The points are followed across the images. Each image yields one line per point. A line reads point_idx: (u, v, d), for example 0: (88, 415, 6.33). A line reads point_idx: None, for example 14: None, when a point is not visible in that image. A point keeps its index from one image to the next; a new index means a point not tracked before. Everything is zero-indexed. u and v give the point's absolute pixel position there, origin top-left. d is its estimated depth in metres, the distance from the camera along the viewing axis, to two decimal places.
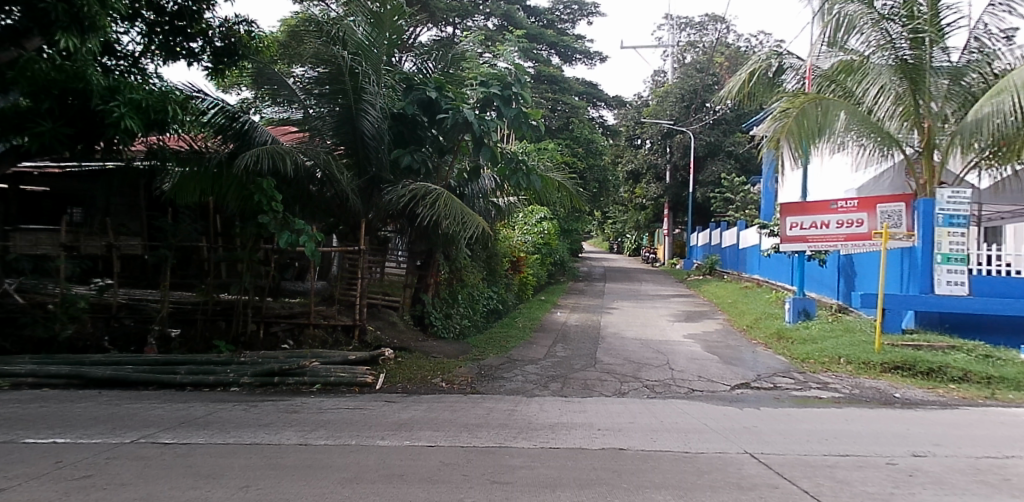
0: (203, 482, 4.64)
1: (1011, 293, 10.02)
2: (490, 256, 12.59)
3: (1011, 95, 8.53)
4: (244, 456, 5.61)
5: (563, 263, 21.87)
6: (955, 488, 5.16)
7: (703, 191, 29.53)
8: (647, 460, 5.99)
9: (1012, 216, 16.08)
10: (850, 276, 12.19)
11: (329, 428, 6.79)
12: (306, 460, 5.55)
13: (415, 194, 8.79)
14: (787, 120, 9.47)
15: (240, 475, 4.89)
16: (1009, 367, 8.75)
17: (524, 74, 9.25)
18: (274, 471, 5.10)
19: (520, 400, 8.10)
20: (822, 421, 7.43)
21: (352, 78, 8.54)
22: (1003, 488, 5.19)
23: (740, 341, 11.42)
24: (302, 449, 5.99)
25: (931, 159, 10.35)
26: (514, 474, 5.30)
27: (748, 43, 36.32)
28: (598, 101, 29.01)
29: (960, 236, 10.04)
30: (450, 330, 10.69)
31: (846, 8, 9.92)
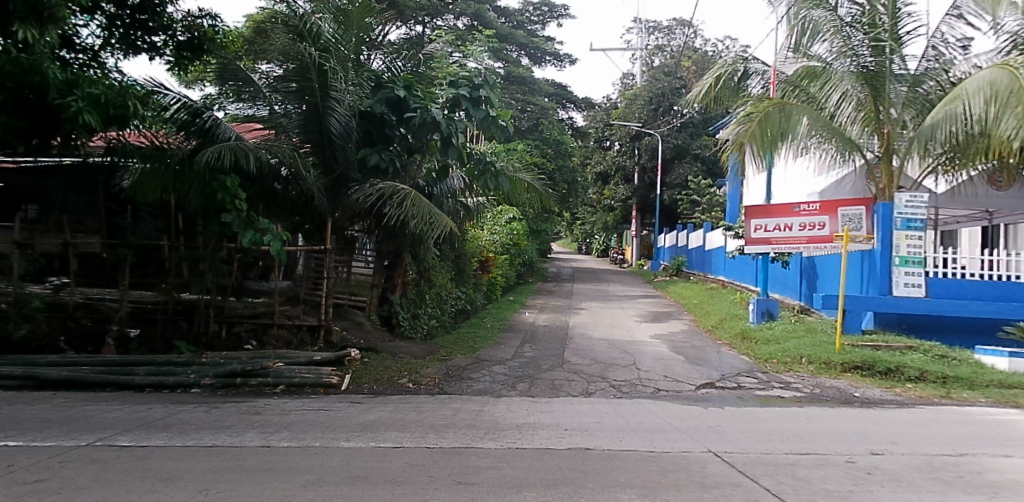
0: (161, 486, 4.53)
1: (966, 296, 10.28)
2: (459, 256, 12.48)
3: (964, 103, 8.85)
4: (205, 459, 5.50)
5: (532, 263, 21.95)
6: (912, 485, 5.29)
7: (670, 193, 29.88)
8: (612, 460, 6.02)
9: (965, 220, 16.61)
10: (811, 278, 12.42)
11: (293, 430, 6.69)
12: (269, 463, 5.46)
13: (383, 193, 8.73)
14: (750, 124, 9.59)
15: (200, 478, 4.79)
16: (962, 367, 9.03)
17: (494, 76, 9.27)
18: (235, 474, 5.01)
19: (487, 400, 8.09)
20: (784, 420, 7.56)
21: (319, 75, 8.40)
22: (956, 484, 5.34)
23: (705, 342, 11.58)
24: (265, 452, 5.89)
25: (889, 164, 10.61)
26: (480, 474, 5.29)
27: (714, 48, 36.95)
28: (568, 103, 29.19)
29: (917, 240, 10.32)
30: (418, 330, 10.63)
31: (812, 13, 10.06)
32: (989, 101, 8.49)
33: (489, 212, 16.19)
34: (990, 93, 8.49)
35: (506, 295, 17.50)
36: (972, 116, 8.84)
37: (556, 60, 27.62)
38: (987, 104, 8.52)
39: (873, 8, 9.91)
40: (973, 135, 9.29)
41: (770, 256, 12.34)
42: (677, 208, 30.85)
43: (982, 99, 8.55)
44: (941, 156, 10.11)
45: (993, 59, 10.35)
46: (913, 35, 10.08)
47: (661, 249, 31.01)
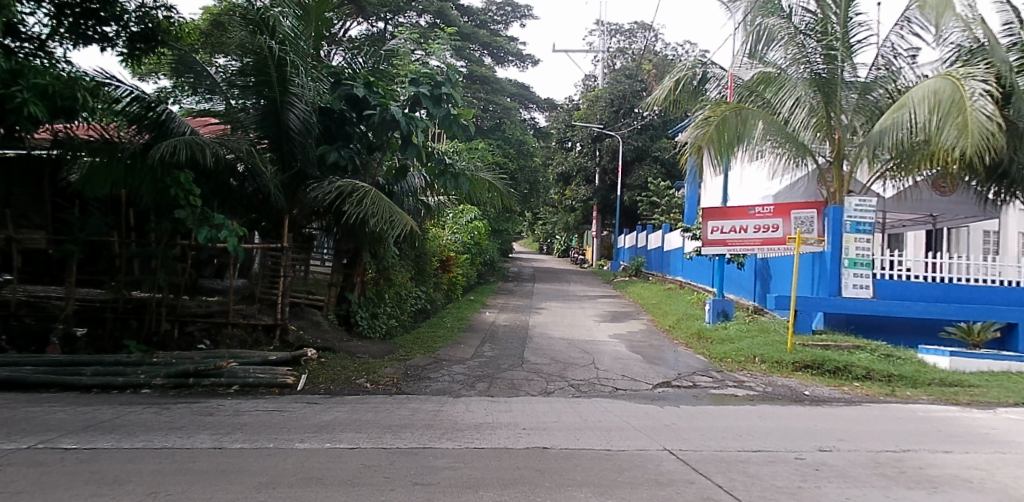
0: (106, 490, 4.40)
1: (911, 297, 10.65)
2: (419, 255, 12.40)
3: (910, 111, 9.18)
4: (154, 461, 5.36)
5: (493, 263, 21.91)
6: (858, 481, 5.45)
7: (631, 194, 30.21)
8: (569, 459, 6.08)
9: (913, 224, 17.20)
10: (765, 279, 12.70)
11: (246, 431, 6.57)
12: (220, 465, 5.35)
13: (342, 191, 8.65)
14: (707, 128, 9.74)
15: (148, 481, 4.67)
16: (906, 366, 9.37)
17: (455, 73, 9.22)
18: (185, 476, 4.89)
19: (446, 400, 8.07)
20: (736, 418, 7.72)
21: (278, 69, 8.27)
22: (899, 480, 5.53)
23: (662, 341, 11.73)
24: (217, 453, 5.77)
25: (840, 169, 10.89)
26: (437, 475, 5.27)
27: (675, 53, 37.54)
28: (529, 104, 29.31)
29: (866, 243, 10.63)
30: (377, 330, 10.52)
31: (767, 21, 10.29)
32: (932, 110, 8.99)
33: (449, 212, 16.11)
34: (933, 102, 8.98)
35: (467, 295, 17.45)
36: (916, 124, 9.22)
37: (518, 61, 27.74)
38: (930, 113, 8.99)
39: (825, 16, 10.25)
40: (917, 143, 9.64)
41: (726, 258, 12.57)
42: (637, 209, 31.24)
43: (926, 108, 9.01)
44: (888, 162, 10.46)
45: (936, 70, 10.75)
46: (863, 44, 10.38)
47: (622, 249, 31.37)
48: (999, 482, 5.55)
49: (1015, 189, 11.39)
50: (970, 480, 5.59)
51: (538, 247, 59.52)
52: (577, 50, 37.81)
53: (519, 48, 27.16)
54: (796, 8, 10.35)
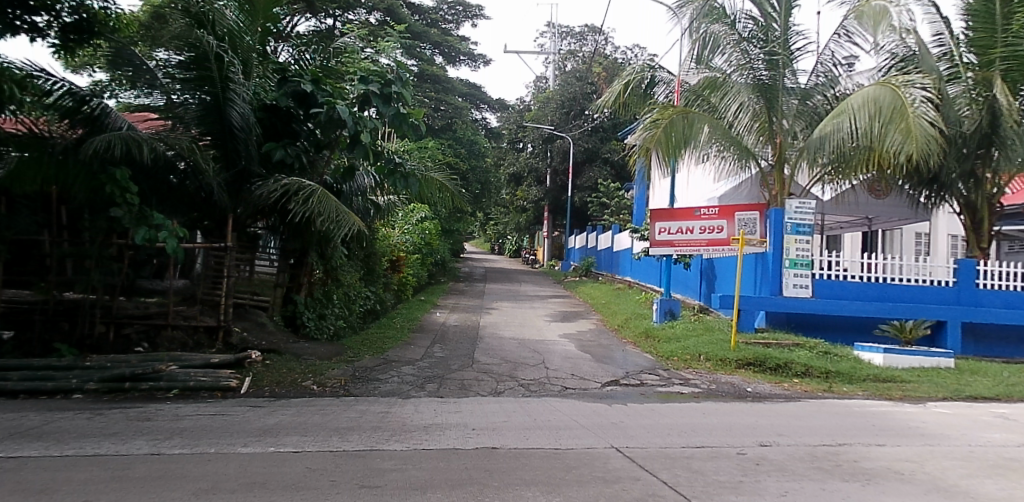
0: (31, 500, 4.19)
1: (847, 296, 11.06)
2: (369, 255, 12.26)
3: (849, 117, 9.54)
4: (86, 469, 5.14)
5: (444, 264, 21.81)
6: (797, 474, 5.63)
7: (581, 195, 30.58)
8: (517, 458, 6.09)
9: (850, 226, 17.89)
10: (711, 279, 13.01)
11: (185, 436, 6.37)
12: (158, 471, 5.15)
13: (288, 189, 8.52)
14: (655, 130, 9.93)
15: (77, 490, 4.47)
16: (842, 362, 9.75)
17: (406, 72, 9.17)
18: (119, 483, 4.70)
19: (394, 402, 7.99)
20: (682, 415, 7.89)
21: (218, 65, 8.07)
22: (835, 473, 5.74)
23: (611, 341, 11.88)
24: (154, 459, 5.57)
25: (781, 172, 11.20)
26: (383, 477, 5.20)
27: (625, 56, 38.15)
28: (480, 103, 29.24)
29: (805, 244, 11.01)
30: (324, 331, 10.37)
31: (712, 28, 10.60)
32: (872, 116, 9.33)
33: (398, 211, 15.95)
34: (873, 109, 9.32)
35: (416, 295, 17.34)
36: (857, 130, 9.55)
37: (470, 61, 27.75)
38: (871, 120, 9.34)
39: (766, 22, 10.60)
40: (856, 148, 9.97)
41: (672, 258, 12.82)
42: (586, 210, 31.61)
43: (866, 114, 9.36)
44: (827, 166, 10.68)
45: (872, 78, 11.21)
46: (803, 52, 10.66)
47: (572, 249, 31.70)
48: (927, 472, 5.82)
49: (945, 192, 12.04)
50: (901, 472, 5.84)
51: (490, 247, 59.65)
52: (527, 51, 37.92)
53: (470, 48, 27.13)
54: (739, 15, 10.66)
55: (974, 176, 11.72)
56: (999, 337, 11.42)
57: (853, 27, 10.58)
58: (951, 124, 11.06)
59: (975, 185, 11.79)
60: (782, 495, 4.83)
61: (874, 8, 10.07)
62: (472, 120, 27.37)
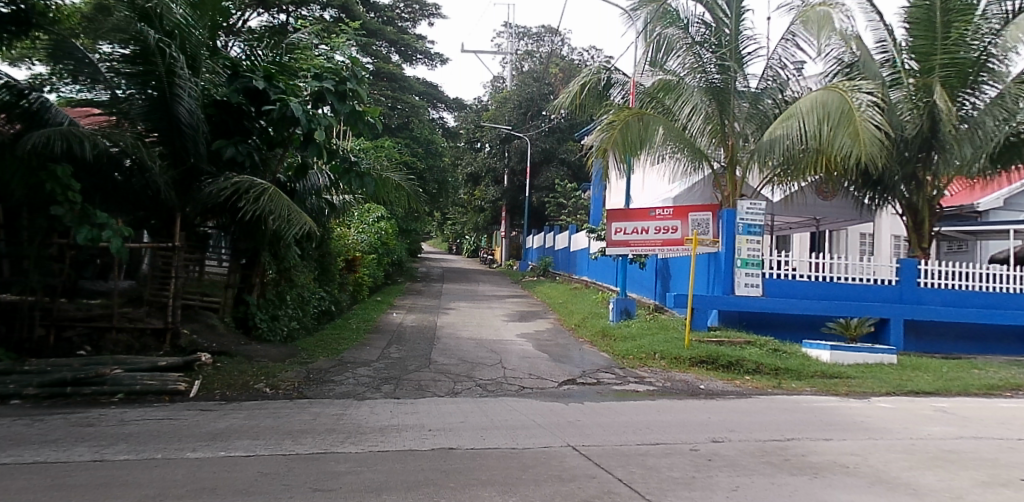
0: None
1: (796, 294, 11.36)
2: (324, 255, 12.09)
3: (798, 121, 9.75)
4: (23, 477, 4.89)
5: (401, 264, 21.61)
6: (747, 469, 5.75)
7: (539, 195, 30.84)
8: (474, 459, 6.07)
9: (799, 226, 18.44)
10: (665, 278, 13.21)
11: (130, 442, 6.16)
12: (100, 478, 4.90)
13: (239, 188, 8.42)
14: (612, 132, 10.01)
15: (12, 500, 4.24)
16: (791, 359, 10.02)
17: (361, 70, 9.16)
18: (58, 492, 4.47)
19: (350, 404, 7.90)
20: (636, 413, 7.99)
21: (165, 61, 7.87)
22: (783, 467, 5.89)
23: (568, 340, 11.96)
24: (97, 466, 5.35)
25: (733, 174, 11.43)
26: (338, 480, 5.10)
27: (581, 57, 38.61)
28: (437, 102, 29.04)
29: (756, 244, 11.26)
30: (277, 333, 10.20)
31: (666, 31, 10.76)
32: (821, 120, 9.58)
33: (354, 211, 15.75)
34: (821, 113, 9.57)
35: (372, 295, 17.14)
36: (807, 133, 9.77)
37: (427, 60, 27.57)
38: (820, 123, 9.58)
39: (718, 27, 10.88)
40: (805, 151, 10.25)
41: (628, 258, 12.95)
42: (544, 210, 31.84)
43: (815, 118, 9.58)
44: (777, 168, 10.94)
45: (820, 82, 11.61)
46: (753, 56, 10.93)
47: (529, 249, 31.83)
48: (870, 465, 6.02)
49: (888, 195, 12.61)
50: (846, 465, 6.02)
51: (449, 247, 59.38)
52: (484, 51, 37.84)
53: (427, 46, 26.93)
54: (692, 20, 10.88)
55: (915, 178, 12.27)
56: (938, 333, 12.03)
57: (800, 33, 10.81)
58: (895, 127, 11.54)
59: (915, 187, 12.32)
60: (734, 489, 4.92)
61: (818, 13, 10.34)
62: (430, 119, 27.17)
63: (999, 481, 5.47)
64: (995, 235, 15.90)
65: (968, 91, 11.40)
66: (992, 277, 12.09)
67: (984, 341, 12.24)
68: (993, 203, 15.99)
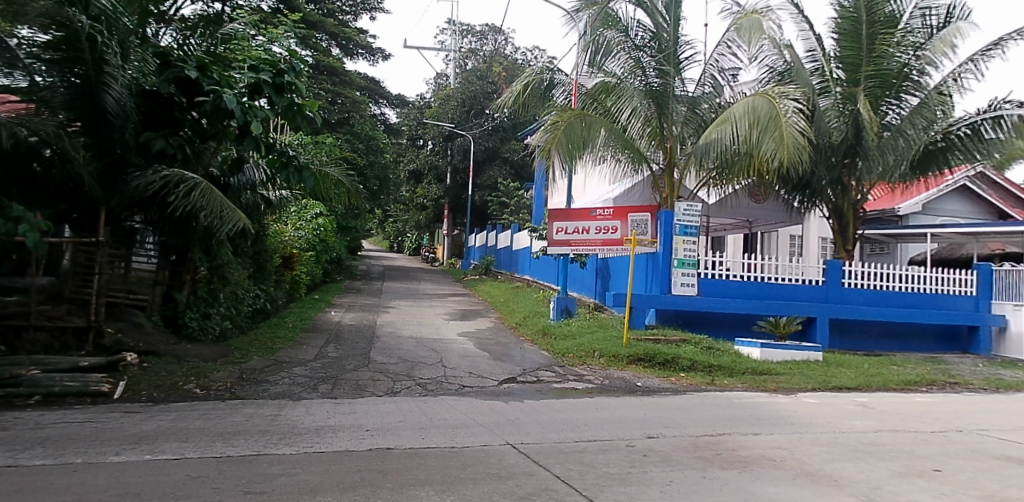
0: None
1: (729, 293, 11.71)
2: (260, 253, 11.77)
3: (731, 125, 10.05)
4: None
5: (340, 261, 21.20)
6: (680, 464, 5.90)
7: (481, 194, 30.96)
8: (412, 458, 5.99)
9: (733, 228, 19.03)
10: (605, 278, 13.43)
11: (48, 446, 5.82)
12: (12, 485, 4.55)
13: (168, 181, 8.20)
14: (556, 132, 10.12)
15: None
16: (724, 357, 10.36)
17: (300, 63, 8.91)
18: None
19: (285, 404, 7.73)
20: (575, 410, 8.09)
21: (92, 47, 7.44)
22: (714, 461, 6.06)
23: (509, 339, 12.02)
24: (10, 471, 4.99)
25: (671, 176, 11.69)
26: (270, 483, 4.86)
27: (524, 57, 38.97)
28: (379, 99, 28.55)
29: (691, 244, 11.52)
30: (208, 332, 9.88)
31: (606, 34, 10.95)
32: (751, 124, 9.86)
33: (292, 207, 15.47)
34: (752, 117, 9.86)
35: (310, 294, 16.74)
36: (738, 137, 10.08)
37: (369, 54, 27.27)
38: (751, 128, 9.87)
39: (658, 32, 11.01)
40: (738, 154, 10.55)
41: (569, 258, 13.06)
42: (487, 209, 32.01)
43: (746, 123, 9.88)
44: (712, 172, 11.30)
45: (755, 88, 11.98)
46: (690, 61, 11.17)
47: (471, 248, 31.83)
48: (795, 458, 6.25)
49: (816, 198, 13.19)
50: (774, 459, 6.24)
51: (390, 244, 58.61)
52: (426, 48, 37.67)
53: (369, 41, 26.49)
54: (633, 24, 11.04)
55: (841, 183, 12.88)
56: (861, 331, 12.66)
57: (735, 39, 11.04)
58: (822, 134, 12.00)
59: (841, 191, 12.96)
60: (668, 484, 5.03)
61: (750, 21, 10.51)
62: (371, 115, 26.84)
63: (914, 471, 5.78)
64: (916, 238, 16.79)
65: (892, 100, 11.98)
66: (910, 278, 12.78)
67: (902, 338, 12.99)
68: (912, 208, 17.09)
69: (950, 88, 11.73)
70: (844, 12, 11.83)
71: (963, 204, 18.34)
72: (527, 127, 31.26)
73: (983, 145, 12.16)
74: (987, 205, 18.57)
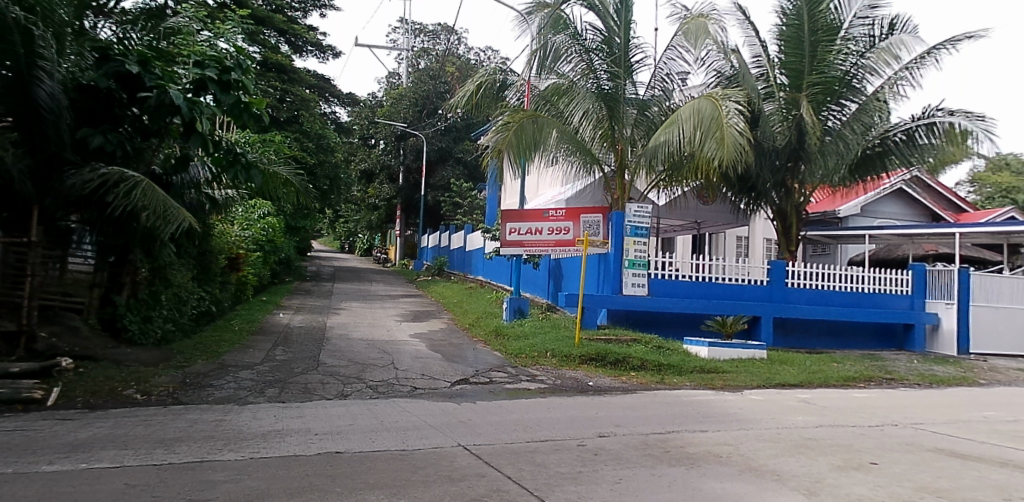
0: None
1: (678, 293, 11.95)
2: (205, 254, 11.48)
3: (678, 127, 10.24)
4: None
5: (288, 262, 20.88)
6: (630, 462, 5.98)
7: (434, 194, 30.91)
8: (361, 462, 5.78)
9: (679, 228, 19.50)
10: (558, 278, 13.54)
11: None
12: None
13: (108, 179, 7.90)
14: (507, 133, 10.23)
15: None
16: (673, 355, 10.61)
17: (246, 60, 8.72)
18: None
19: (231, 409, 7.55)
20: (526, 410, 8.14)
21: (25, 38, 7.00)
22: (662, 459, 6.16)
23: (462, 340, 12.02)
24: None
25: (622, 178, 11.86)
26: (213, 490, 4.60)
27: (477, 57, 39.10)
28: (330, 97, 28.08)
29: (642, 245, 11.69)
30: (150, 336, 9.58)
31: (555, 39, 11.06)
32: (696, 126, 10.08)
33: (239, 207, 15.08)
34: (698, 119, 10.06)
35: (257, 295, 16.38)
36: (684, 139, 10.28)
37: (319, 52, 26.79)
38: (696, 129, 10.07)
39: (610, 35, 11.20)
40: (685, 157, 10.80)
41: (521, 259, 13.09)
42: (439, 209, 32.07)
43: (691, 125, 10.07)
44: (662, 173, 11.53)
45: (702, 92, 12.32)
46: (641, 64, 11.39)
47: (424, 248, 31.76)
48: (740, 454, 6.41)
49: (761, 200, 13.64)
50: (720, 455, 6.38)
51: (338, 244, 57.88)
52: (378, 47, 37.36)
53: (319, 39, 26.06)
54: (585, 28, 11.19)
55: (784, 186, 13.34)
56: (804, 330, 13.09)
57: (683, 43, 11.28)
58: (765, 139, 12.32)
59: (785, 194, 13.38)
60: (617, 482, 5.08)
61: (697, 25, 10.77)
62: (321, 114, 26.42)
63: (853, 465, 5.99)
64: (855, 240, 17.47)
65: (834, 106, 12.37)
66: (850, 277, 13.25)
67: (842, 337, 13.47)
68: (852, 209, 17.84)
69: (886, 95, 12.17)
70: (788, 19, 12.21)
71: (901, 207, 19.15)
72: (480, 127, 31.46)
73: (917, 150, 12.69)
74: (922, 207, 19.46)
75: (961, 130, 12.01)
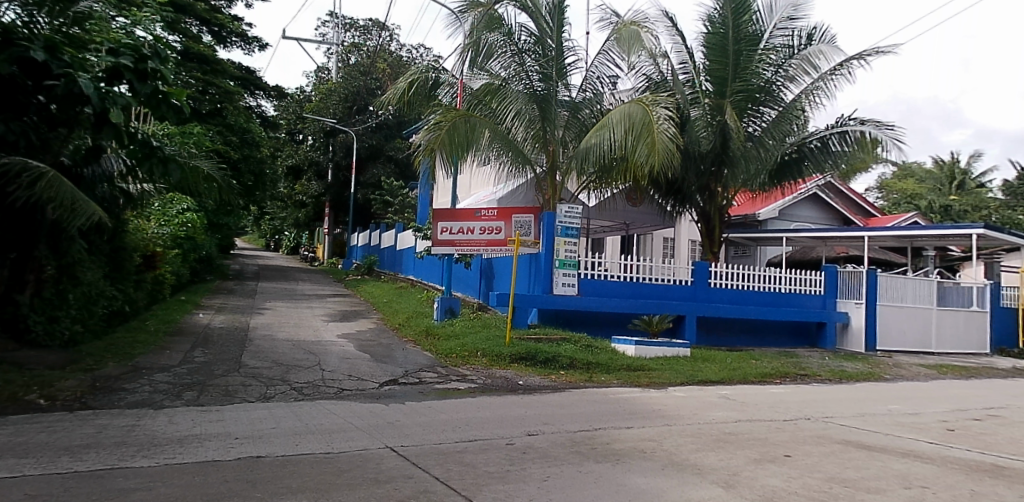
0: None
1: (607, 292, 12.22)
2: (118, 250, 10.91)
3: (609, 131, 10.46)
4: None
5: (208, 261, 20.11)
6: (555, 460, 6.07)
7: (365, 192, 30.51)
8: (283, 466, 5.60)
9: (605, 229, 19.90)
10: (489, 278, 13.63)
11: None
12: None
13: (10, 169, 7.32)
14: (439, 132, 10.23)
15: None
16: (602, 354, 10.84)
17: (165, 48, 8.25)
18: None
19: (145, 414, 7.22)
20: (455, 410, 8.12)
21: None
22: (586, 456, 6.26)
23: (392, 340, 11.90)
24: None
25: (553, 178, 12.04)
26: (123, 498, 4.36)
27: (408, 54, 38.73)
28: (256, 90, 27.21)
29: (572, 246, 11.89)
30: (57, 338, 9.11)
31: (489, 38, 11.17)
32: (627, 130, 10.30)
33: (155, 202, 14.59)
34: (628, 123, 10.28)
35: (175, 295, 15.73)
36: (615, 142, 10.51)
37: (245, 43, 25.94)
38: (626, 133, 10.30)
39: (542, 38, 11.42)
40: (615, 158, 11.05)
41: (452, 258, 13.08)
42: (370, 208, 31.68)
43: (622, 129, 10.29)
44: (592, 174, 11.78)
45: (632, 96, 12.66)
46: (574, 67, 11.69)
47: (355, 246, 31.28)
48: (663, 449, 6.59)
49: (686, 203, 14.15)
50: (643, 450, 6.53)
51: (265, 242, 55.99)
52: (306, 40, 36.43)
53: (244, 29, 25.25)
54: (518, 28, 11.34)
55: (709, 189, 13.88)
56: (725, 328, 13.65)
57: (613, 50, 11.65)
58: (692, 143, 12.73)
59: (709, 197, 13.90)
60: (543, 480, 5.13)
61: (629, 32, 11.06)
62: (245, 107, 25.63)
63: (768, 458, 6.25)
64: (773, 242, 18.28)
65: (757, 113, 12.89)
66: (771, 278, 13.85)
67: (761, 334, 14.11)
68: (770, 213, 18.66)
69: (804, 104, 12.78)
70: (713, 28, 12.70)
71: (817, 211, 20.24)
72: (413, 125, 31.29)
73: (831, 156, 13.38)
74: (835, 212, 20.56)
75: (872, 138, 12.78)
